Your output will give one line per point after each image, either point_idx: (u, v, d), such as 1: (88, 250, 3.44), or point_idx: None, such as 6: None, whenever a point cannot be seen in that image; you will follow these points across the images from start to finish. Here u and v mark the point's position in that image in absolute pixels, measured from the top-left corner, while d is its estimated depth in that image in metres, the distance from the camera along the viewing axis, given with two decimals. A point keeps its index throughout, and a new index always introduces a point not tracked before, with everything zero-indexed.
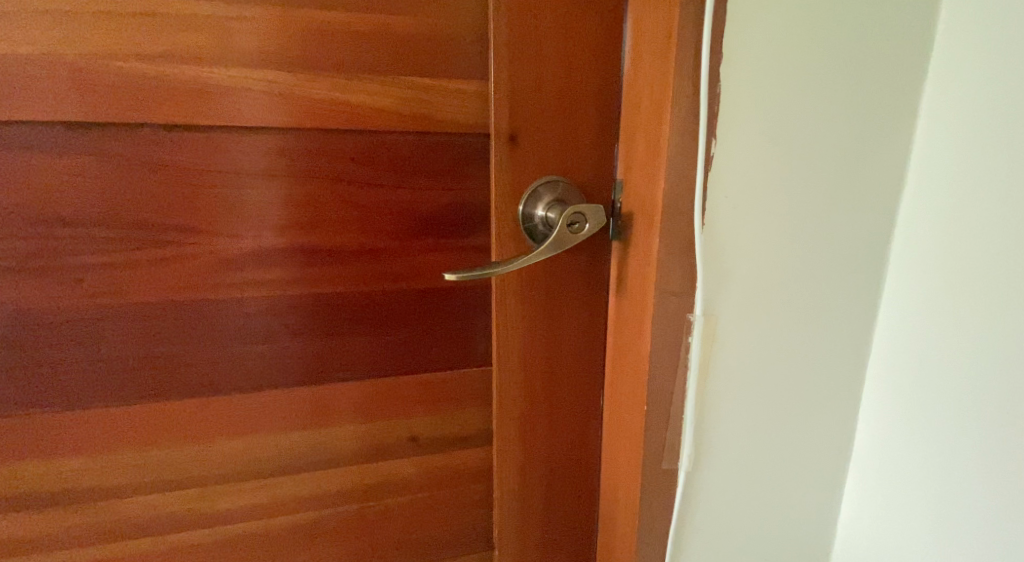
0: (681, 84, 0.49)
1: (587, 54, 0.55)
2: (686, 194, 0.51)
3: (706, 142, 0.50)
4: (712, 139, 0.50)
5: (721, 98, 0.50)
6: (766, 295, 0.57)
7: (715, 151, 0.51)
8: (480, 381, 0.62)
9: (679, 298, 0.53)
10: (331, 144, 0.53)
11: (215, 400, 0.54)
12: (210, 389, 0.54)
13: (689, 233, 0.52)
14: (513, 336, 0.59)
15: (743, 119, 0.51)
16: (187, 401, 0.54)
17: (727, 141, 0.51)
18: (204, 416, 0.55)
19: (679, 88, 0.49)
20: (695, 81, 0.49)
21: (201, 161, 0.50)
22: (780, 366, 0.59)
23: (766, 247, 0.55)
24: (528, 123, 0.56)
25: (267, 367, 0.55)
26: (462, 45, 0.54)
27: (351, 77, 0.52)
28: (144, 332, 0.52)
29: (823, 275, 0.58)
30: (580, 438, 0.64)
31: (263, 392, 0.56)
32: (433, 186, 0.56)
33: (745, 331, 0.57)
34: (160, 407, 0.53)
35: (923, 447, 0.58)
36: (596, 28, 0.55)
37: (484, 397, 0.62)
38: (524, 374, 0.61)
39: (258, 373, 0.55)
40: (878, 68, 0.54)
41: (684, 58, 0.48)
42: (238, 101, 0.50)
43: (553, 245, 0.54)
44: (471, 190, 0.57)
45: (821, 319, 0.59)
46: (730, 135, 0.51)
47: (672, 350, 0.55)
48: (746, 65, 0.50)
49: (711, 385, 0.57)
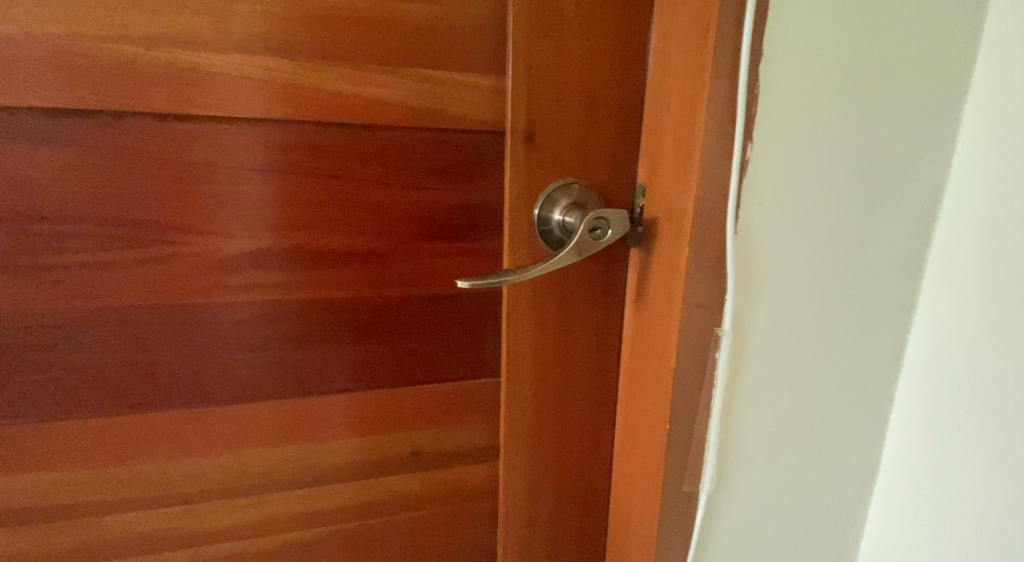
0: (717, 82, 0.45)
1: (611, 48, 0.52)
2: (719, 200, 0.47)
3: (742, 146, 0.47)
4: (749, 142, 0.47)
5: (759, 98, 0.46)
6: (797, 308, 0.53)
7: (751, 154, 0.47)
8: (487, 393, 0.58)
9: (706, 311, 0.50)
10: (335, 139, 0.49)
11: (204, 411, 0.51)
12: (198, 400, 0.51)
13: (720, 242, 0.48)
14: (525, 348, 0.56)
15: (781, 121, 0.48)
16: (174, 412, 0.50)
17: (764, 143, 0.48)
18: (192, 428, 0.51)
19: (716, 87, 0.45)
20: (733, 79, 0.45)
21: (194, 155, 0.47)
22: (807, 385, 0.56)
23: (799, 258, 0.52)
24: (546, 121, 0.52)
25: (260, 377, 0.52)
26: (477, 35, 0.51)
27: (358, 67, 0.48)
28: (129, 339, 0.48)
29: (856, 288, 0.54)
30: (592, 454, 0.61)
31: (255, 403, 0.52)
32: (444, 187, 0.53)
33: (773, 347, 0.53)
34: (145, 419, 0.50)
35: (955, 473, 0.55)
36: (620, 21, 0.51)
37: (492, 410, 0.59)
38: (535, 387, 0.57)
39: (250, 383, 0.52)
40: (923, 67, 0.50)
41: (722, 54, 0.45)
42: (235, 91, 0.46)
43: (573, 251, 0.50)
44: (483, 192, 0.54)
45: (851, 337, 0.56)
46: (767, 138, 0.48)
47: (697, 367, 0.51)
48: (786, 63, 0.47)
49: (737, 404, 0.54)
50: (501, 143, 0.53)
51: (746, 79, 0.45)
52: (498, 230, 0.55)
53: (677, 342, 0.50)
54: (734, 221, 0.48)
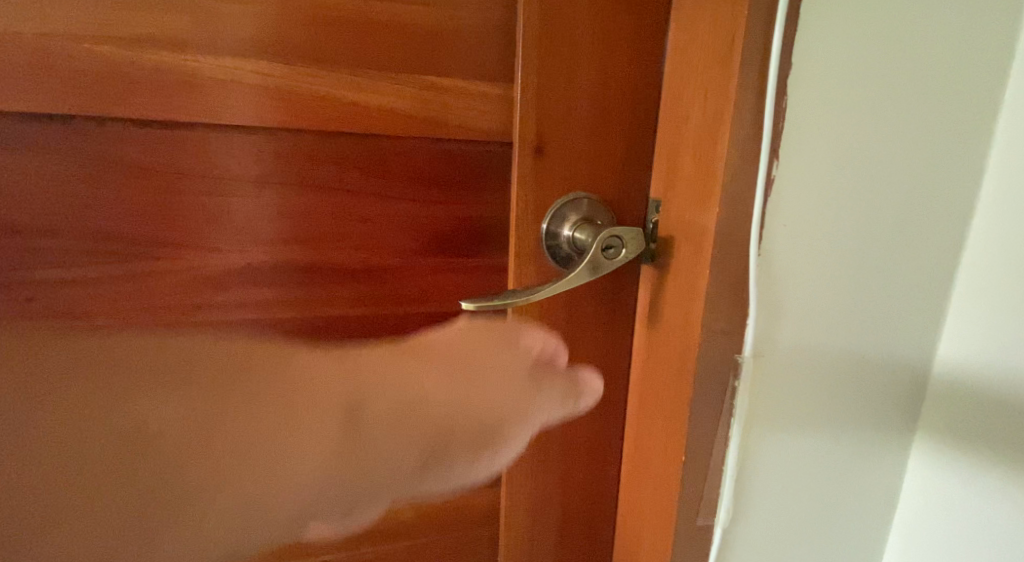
0: (743, 96, 0.42)
1: (626, 57, 0.49)
2: (741, 221, 0.45)
3: (767, 164, 0.44)
4: (776, 159, 0.44)
5: (787, 115, 0.43)
6: (821, 334, 0.50)
7: (777, 173, 0.44)
8: None
9: (726, 336, 0.47)
10: (333, 149, 0.46)
11: None
12: None
13: (742, 265, 0.46)
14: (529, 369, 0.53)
15: (809, 136, 0.45)
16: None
17: (792, 160, 0.45)
18: None
19: (741, 101, 0.42)
20: (760, 93, 0.43)
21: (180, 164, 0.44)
22: (831, 411, 0.53)
23: (824, 280, 0.49)
24: (556, 132, 0.50)
25: None
26: (485, 41, 0.48)
27: (360, 73, 0.46)
28: (101, 367, 0.44)
29: (882, 312, 0.52)
30: (597, 482, 0.58)
31: None
32: (447, 200, 0.50)
33: (795, 373, 0.50)
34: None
35: (999, 498, 0.52)
36: (636, 29, 0.49)
37: None
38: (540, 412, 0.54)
39: None
40: (958, 80, 0.48)
41: (749, 67, 0.42)
42: (228, 97, 0.43)
43: (585, 270, 0.48)
44: (487, 206, 0.51)
45: (875, 364, 0.53)
46: (795, 155, 0.45)
47: (715, 395, 0.48)
48: (818, 76, 0.44)
49: (757, 434, 0.51)
50: (507, 155, 0.51)
51: (774, 93, 0.42)
52: (502, 245, 0.52)
53: (695, 369, 0.47)
54: (757, 243, 0.45)
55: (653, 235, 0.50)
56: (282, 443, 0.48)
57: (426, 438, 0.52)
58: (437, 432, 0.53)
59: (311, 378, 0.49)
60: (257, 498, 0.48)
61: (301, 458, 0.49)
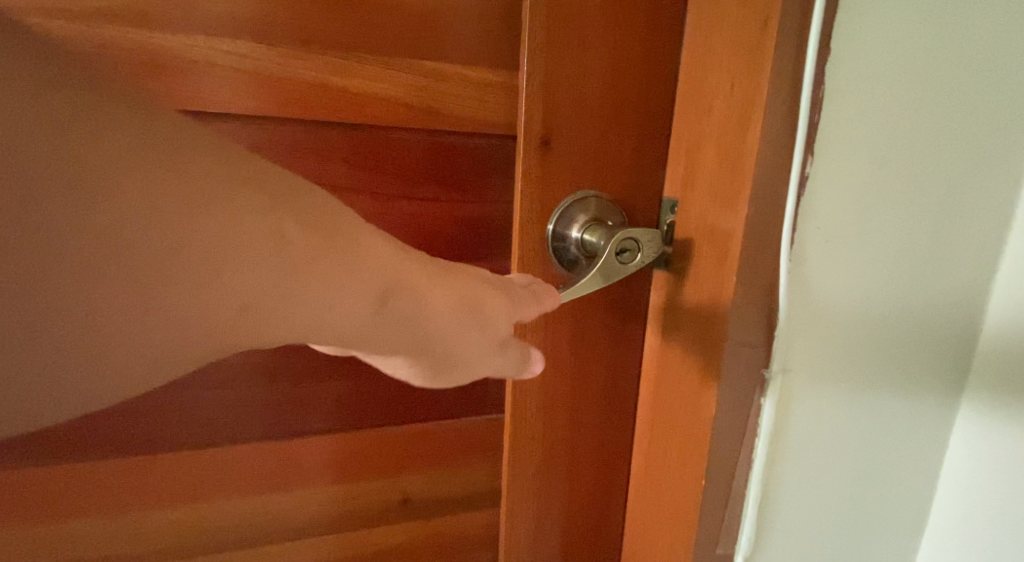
0: (778, 85, 0.38)
1: (638, 47, 0.47)
2: (771, 224, 0.41)
3: (801, 161, 0.40)
4: (811, 156, 0.40)
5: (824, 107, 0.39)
6: (851, 346, 0.46)
7: (812, 171, 0.40)
8: (489, 433, 0.51)
9: (751, 349, 0.43)
10: (321, 140, 0.43)
11: (159, 459, 0.44)
12: (153, 446, 0.44)
13: (770, 272, 0.42)
14: (534, 384, 0.49)
15: (848, 131, 0.40)
16: (123, 463, 0.43)
17: (827, 156, 0.40)
18: (144, 478, 0.43)
19: (775, 92, 0.38)
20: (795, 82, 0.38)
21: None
22: (859, 433, 0.48)
23: (856, 289, 0.44)
24: (564, 125, 0.47)
25: (227, 418, 0.45)
26: (490, 28, 0.46)
27: (351, 57, 0.42)
28: None
29: (914, 322, 0.47)
30: (604, 502, 0.54)
31: (221, 448, 0.45)
32: (439, 198, 0.48)
33: (823, 393, 0.46)
34: (87, 472, 0.42)
35: None
36: (650, 17, 0.46)
37: (494, 451, 0.52)
38: (544, 429, 0.50)
39: (216, 425, 0.45)
40: (1008, 69, 0.43)
41: (785, 53, 0.38)
42: (204, 80, 0.40)
43: (598, 276, 0.44)
44: (481, 205, 0.49)
45: (908, 378, 0.49)
46: (832, 150, 0.40)
47: (738, 414, 0.44)
48: (860, 65, 0.39)
49: (783, 456, 0.46)
50: (506, 150, 0.49)
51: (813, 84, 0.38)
52: (496, 248, 0.50)
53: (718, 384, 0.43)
54: (788, 248, 0.41)
55: (668, 238, 0.46)
56: (360, 281, 0.35)
57: (420, 332, 0.38)
58: (419, 339, 0.39)
59: (362, 259, 0.35)
60: (209, 284, 0.29)
61: (251, 277, 0.30)
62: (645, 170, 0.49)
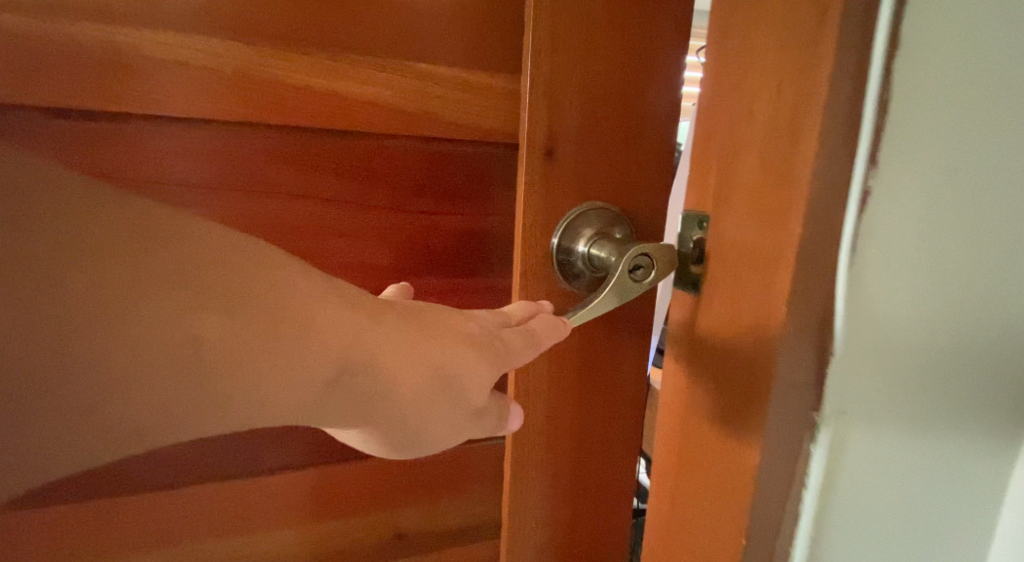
0: (840, 79, 0.30)
1: (649, 51, 0.44)
2: (827, 245, 0.32)
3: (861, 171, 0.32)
4: (876, 167, 0.31)
5: (894, 99, 0.31)
6: (918, 400, 0.37)
7: (876, 184, 0.32)
8: (487, 460, 0.49)
9: (802, 391, 0.35)
10: (307, 147, 0.40)
11: (131, 498, 0.40)
12: (122, 485, 0.40)
13: (824, 299, 0.33)
14: (538, 410, 0.46)
15: (924, 129, 0.32)
16: (84, 499, 0.39)
17: (895, 166, 0.32)
18: (113, 519, 0.40)
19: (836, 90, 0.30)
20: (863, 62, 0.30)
21: (113, 162, 0.36)
22: (929, 505, 0.39)
23: (927, 330, 0.35)
24: (567, 135, 0.44)
25: (206, 453, 0.42)
26: (490, 30, 0.43)
27: (340, 58, 0.39)
28: None
29: (1003, 371, 0.38)
30: (610, 533, 0.51)
31: (200, 484, 0.42)
32: (431, 208, 0.44)
33: (882, 455, 0.37)
34: (44, 507, 0.39)
35: None
36: (661, 20, 0.44)
37: (492, 478, 0.50)
38: (548, 460, 0.47)
39: (193, 460, 0.41)
40: None
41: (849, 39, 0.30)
42: (178, 80, 0.36)
43: (611, 296, 0.41)
44: (473, 217, 0.46)
45: (991, 439, 0.39)
46: (904, 152, 0.32)
47: (784, 470, 0.36)
48: (940, 43, 0.31)
49: (831, 533, 0.37)
50: (502, 157, 0.46)
51: (880, 72, 0.30)
52: (490, 261, 0.47)
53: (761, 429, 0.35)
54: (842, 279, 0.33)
55: (700, 257, 0.39)
56: (301, 357, 0.29)
57: (392, 402, 0.32)
58: (392, 409, 0.32)
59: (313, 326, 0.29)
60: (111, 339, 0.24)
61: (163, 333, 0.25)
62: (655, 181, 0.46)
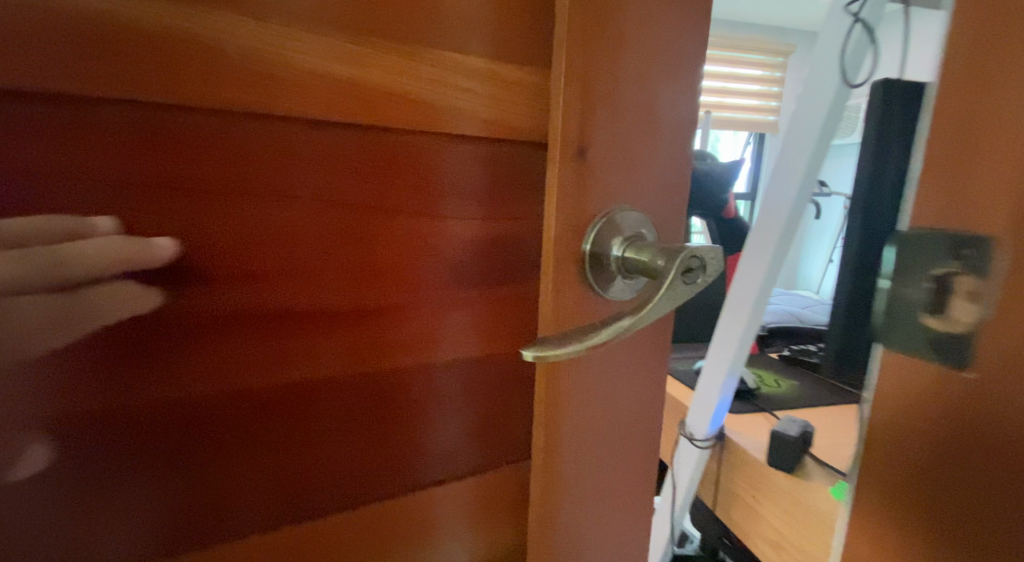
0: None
1: (674, 43, 0.43)
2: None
3: None
4: None
5: None
6: None
7: None
8: (513, 478, 0.47)
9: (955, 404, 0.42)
10: (328, 143, 0.36)
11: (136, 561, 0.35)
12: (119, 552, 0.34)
13: None
14: (568, 413, 0.45)
15: None
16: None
17: None
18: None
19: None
20: None
21: (88, 161, 0.31)
22: None
23: None
24: (605, 130, 0.42)
25: (215, 505, 0.36)
26: (519, 21, 0.40)
27: (367, 43, 0.35)
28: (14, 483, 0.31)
29: None
30: (632, 528, 0.51)
31: (206, 541, 0.36)
32: (420, 223, 0.39)
33: None
34: None
35: None
36: (683, 13, 0.43)
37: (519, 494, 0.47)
38: (577, 459, 0.46)
39: (198, 516, 0.36)
40: None
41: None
42: (137, 64, 0.31)
43: (665, 297, 0.40)
44: (494, 221, 0.42)
45: None
46: None
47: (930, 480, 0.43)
48: None
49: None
50: (521, 156, 0.42)
51: None
52: (513, 270, 0.43)
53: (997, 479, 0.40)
54: None
55: (935, 306, 0.43)
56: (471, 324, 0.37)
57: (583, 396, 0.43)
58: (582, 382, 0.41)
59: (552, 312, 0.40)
60: None
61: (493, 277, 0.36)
62: (675, 177, 0.46)
